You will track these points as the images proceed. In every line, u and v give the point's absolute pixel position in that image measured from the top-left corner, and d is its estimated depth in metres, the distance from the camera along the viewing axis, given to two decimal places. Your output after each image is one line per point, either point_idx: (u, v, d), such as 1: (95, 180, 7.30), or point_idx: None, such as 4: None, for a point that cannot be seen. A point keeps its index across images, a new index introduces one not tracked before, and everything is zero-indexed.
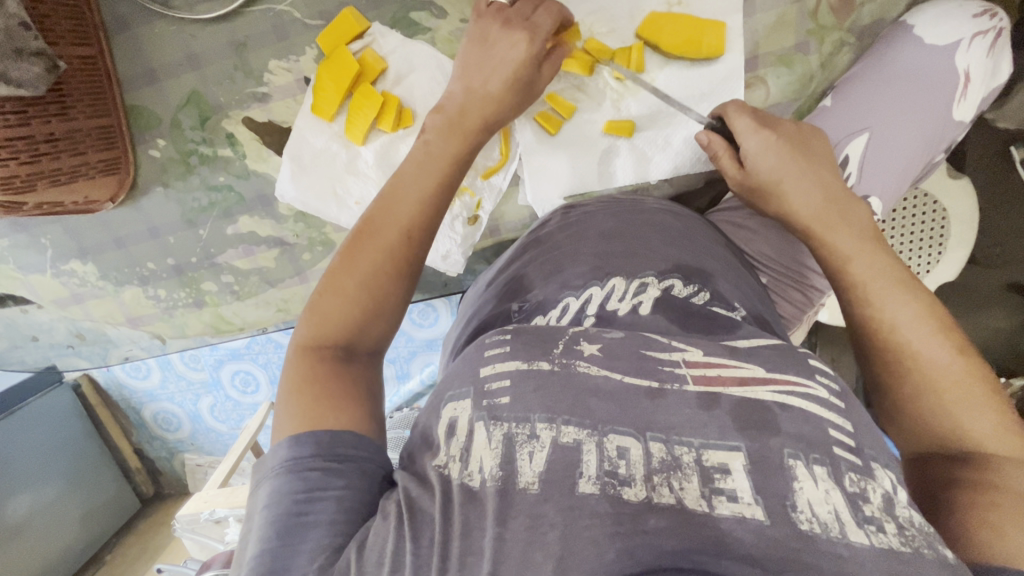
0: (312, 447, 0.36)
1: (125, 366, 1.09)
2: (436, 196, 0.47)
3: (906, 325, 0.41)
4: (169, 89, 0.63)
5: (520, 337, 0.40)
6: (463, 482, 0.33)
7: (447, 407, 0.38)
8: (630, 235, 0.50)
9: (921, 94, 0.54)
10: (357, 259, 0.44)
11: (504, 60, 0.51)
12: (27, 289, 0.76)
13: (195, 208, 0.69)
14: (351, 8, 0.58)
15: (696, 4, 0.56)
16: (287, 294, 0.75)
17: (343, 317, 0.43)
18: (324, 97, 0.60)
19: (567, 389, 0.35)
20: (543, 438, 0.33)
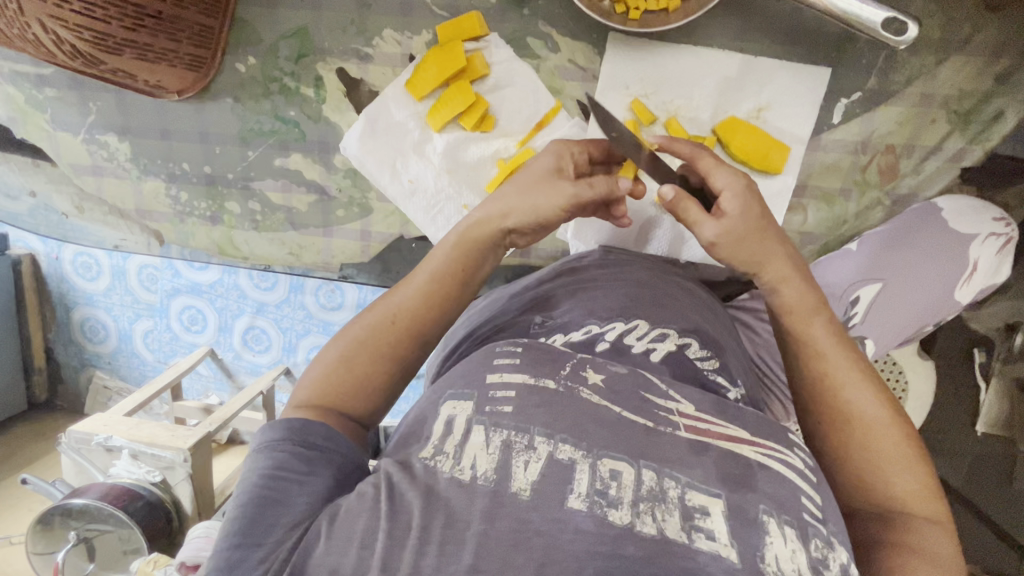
0: (283, 433, 0.38)
1: (78, 260, 0.97)
2: (439, 291, 0.48)
3: (859, 396, 0.44)
4: (282, 17, 0.65)
5: (529, 353, 0.41)
6: (453, 475, 0.33)
7: (445, 405, 0.38)
8: (658, 291, 0.52)
9: (936, 262, 0.62)
10: (349, 334, 0.46)
11: (531, 167, 0.55)
12: (51, 144, 0.74)
13: (255, 130, 0.70)
14: (476, 11, 0.61)
15: (773, 122, 0.62)
16: (305, 241, 0.75)
17: (326, 385, 0.44)
18: (423, 78, 0.64)
19: (569, 409, 0.36)
20: (540, 449, 0.33)
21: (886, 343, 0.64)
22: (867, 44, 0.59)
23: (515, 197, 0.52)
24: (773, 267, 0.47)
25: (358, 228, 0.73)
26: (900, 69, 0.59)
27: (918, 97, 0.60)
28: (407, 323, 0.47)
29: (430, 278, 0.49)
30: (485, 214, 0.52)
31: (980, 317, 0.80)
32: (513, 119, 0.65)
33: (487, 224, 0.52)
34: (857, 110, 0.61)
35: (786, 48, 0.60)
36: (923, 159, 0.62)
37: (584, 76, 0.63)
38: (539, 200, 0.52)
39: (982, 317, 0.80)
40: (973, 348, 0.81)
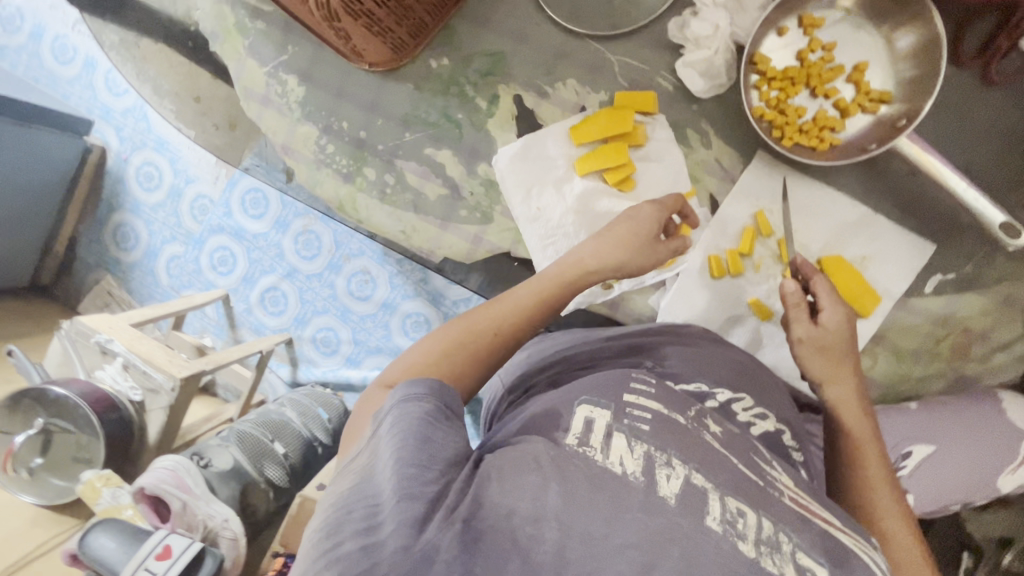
0: (426, 388, 0.43)
1: (190, 205, 1.54)
2: (534, 317, 0.59)
3: (894, 526, 0.56)
4: (486, 39, 0.74)
5: (659, 391, 0.48)
6: (605, 466, 0.38)
7: (582, 407, 0.44)
8: (745, 383, 0.63)
9: (988, 445, 0.68)
10: (448, 340, 0.56)
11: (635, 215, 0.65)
12: (237, 65, 0.81)
13: (420, 118, 0.78)
14: (654, 92, 0.70)
15: (873, 272, 0.69)
16: (419, 225, 0.80)
17: (437, 357, 0.55)
18: (589, 128, 0.71)
19: (700, 445, 0.41)
20: (680, 469, 0.38)
21: (924, 503, 0.70)
22: (974, 236, 0.66)
23: (608, 250, 0.62)
24: (835, 389, 0.63)
25: (472, 231, 0.78)
26: (994, 266, 0.67)
27: (1002, 295, 0.67)
28: (503, 336, 0.58)
29: (527, 303, 0.60)
30: (586, 264, 0.63)
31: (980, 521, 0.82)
32: (648, 190, 0.73)
33: (588, 268, 0.63)
34: (948, 288, 0.68)
35: (903, 215, 0.67)
36: (991, 350, 0.68)
37: (724, 177, 0.71)
38: (631, 257, 0.64)
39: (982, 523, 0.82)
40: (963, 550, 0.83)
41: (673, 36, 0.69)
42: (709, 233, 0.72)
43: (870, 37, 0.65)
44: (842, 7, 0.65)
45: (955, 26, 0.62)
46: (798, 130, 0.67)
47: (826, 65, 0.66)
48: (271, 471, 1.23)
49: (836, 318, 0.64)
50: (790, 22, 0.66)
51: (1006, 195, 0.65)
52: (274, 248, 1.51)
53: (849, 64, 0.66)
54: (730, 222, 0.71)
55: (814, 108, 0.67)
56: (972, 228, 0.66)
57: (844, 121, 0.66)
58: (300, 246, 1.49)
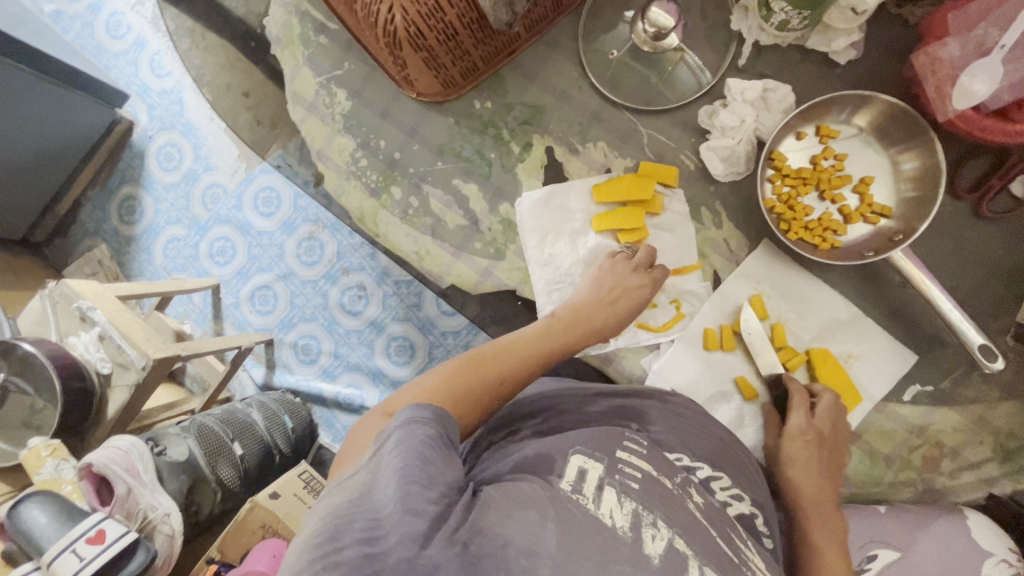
0: (430, 414, 0.47)
1: (205, 192, 1.57)
2: (536, 368, 0.66)
3: None
4: (531, 92, 0.80)
5: (651, 454, 0.54)
6: (597, 516, 0.43)
7: (575, 457, 0.50)
8: (730, 460, 0.65)
9: (953, 559, 0.69)
10: (456, 380, 0.60)
11: (631, 287, 0.73)
12: (292, 71, 0.85)
13: (454, 151, 0.82)
14: (677, 168, 0.75)
15: (857, 371, 0.72)
16: (434, 250, 0.82)
17: (442, 393, 0.59)
18: (611, 189, 0.75)
19: (683, 512, 0.47)
20: (665, 531, 0.43)
21: None
22: (953, 354, 0.70)
23: (609, 318, 0.71)
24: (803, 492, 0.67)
25: (483, 264, 0.81)
26: (971, 386, 0.70)
27: (976, 415, 0.70)
28: (506, 379, 0.63)
29: (526, 350, 0.66)
30: (584, 323, 0.71)
31: None
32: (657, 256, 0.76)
33: (585, 326, 0.71)
34: (925, 399, 0.71)
35: (889, 322, 0.71)
36: (961, 467, 0.70)
37: (729, 257, 0.75)
38: (618, 319, 0.72)
39: None
40: None
41: (701, 121, 0.74)
42: (707, 307, 0.75)
43: (878, 154, 0.71)
44: (857, 123, 0.70)
45: (954, 160, 0.68)
46: (803, 227, 0.71)
47: (835, 172, 0.71)
48: (224, 472, 1.17)
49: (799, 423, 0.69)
50: (809, 127, 0.71)
51: (988, 320, 0.68)
52: (276, 247, 1.52)
53: (857, 175, 0.72)
54: (729, 300, 0.75)
55: (821, 210, 0.72)
56: (953, 345, 0.70)
57: (846, 227, 0.71)
58: (303, 249, 1.51)
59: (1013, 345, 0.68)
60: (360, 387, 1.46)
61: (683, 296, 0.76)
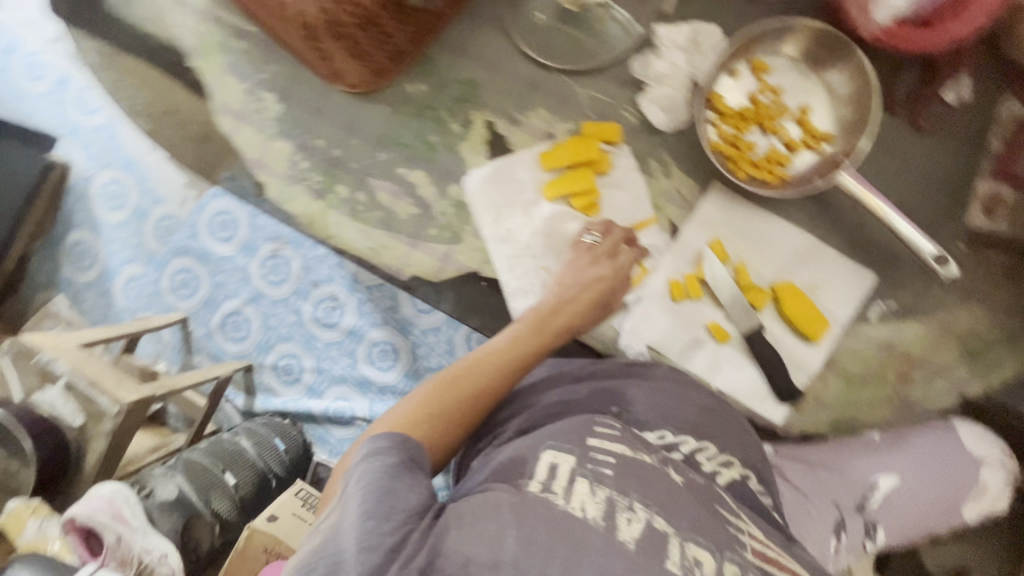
0: (387, 442, 0.51)
1: (159, 226, 1.51)
2: (512, 375, 0.65)
3: None
4: (462, 68, 0.78)
5: (623, 434, 0.56)
6: (568, 510, 0.44)
7: (547, 453, 0.52)
8: (713, 427, 0.67)
9: (948, 467, 0.77)
10: (432, 402, 0.60)
11: (593, 274, 0.72)
12: (215, 81, 0.82)
13: (394, 139, 0.80)
14: (618, 125, 0.74)
15: (822, 299, 0.73)
16: (390, 243, 0.80)
17: (421, 416, 0.59)
18: (556, 155, 0.75)
19: (662, 490, 0.49)
20: (641, 512, 0.46)
21: (900, 527, 0.81)
22: (910, 268, 0.71)
23: (575, 305, 0.70)
24: None
25: (442, 250, 0.79)
26: (931, 296, 0.71)
27: (940, 324, 0.71)
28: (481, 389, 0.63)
29: (493, 353, 0.65)
30: (551, 311, 0.70)
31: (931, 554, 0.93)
32: (613, 215, 0.76)
33: (551, 318, 0.69)
34: (890, 316, 0.72)
35: (846, 246, 0.72)
36: (932, 375, 0.71)
37: (683, 205, 0.75)
38: (586, 306, 0.71)
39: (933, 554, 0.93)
40: None
41: (635, 73, 0.73)
42: (669, 259, 0.75)
43: (812, 82, 0.71)
44: (788, 53, 0.70)
45: (884, 77, 0.69)
46: (750, 164, 0.71)
47: (774, 106, 0.72)
48: (220, 506, 1.14)
49: None
50: (741, 65, 0.71)
51: (939, 230, 0.70)
52: (240, 271, 1.48)
53: (795, 105, 0.72)
54: (689, 248, 0.75)
55: (765, 144, 0.72)
56: (909, 259, 0.71)
57: (792, 158, 0.71)
58: (268, 269, 1.47)
59: (968, 251, 0.69)
60: (349, 398, 1.43)
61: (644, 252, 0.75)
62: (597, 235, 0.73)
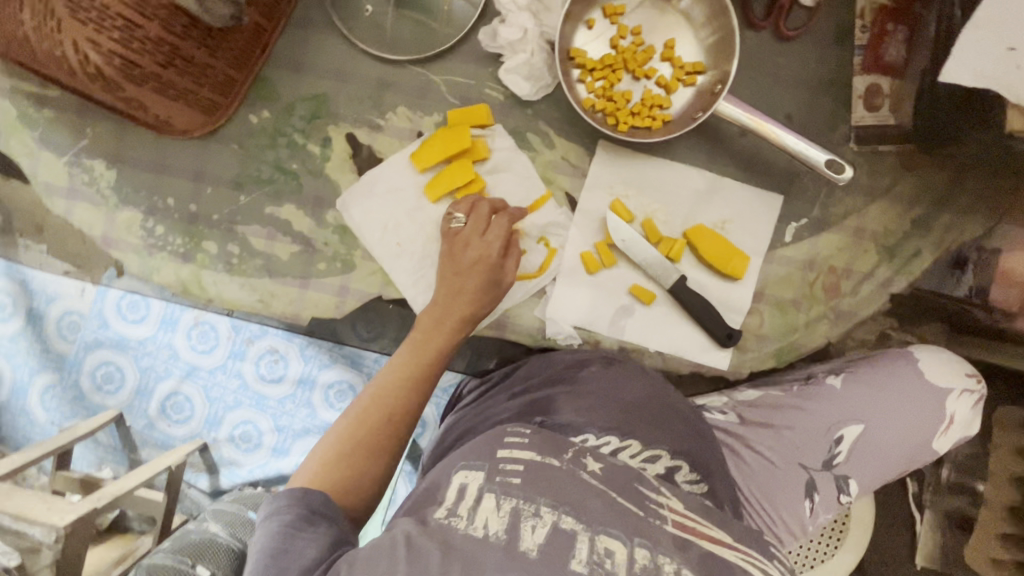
0: (285, 501, 0.47)
1: None
2: (423, 389, 0.59)
3: None
4: (304, 83, 0.70)
5: (535, 436, 0.51)
6: (468, 532, 0.40)
7: (458, 474, 0.46)
8: (649, 414, 0.61)
9: (912, 407, 0.71)
10: (342, 438, 0.54)
11: (467, 260, 0.65)
12: (31, 161, 0.72)
13: (252, 177, 0.72)
14: (485, 104, 0.68)
15: (736, 233, 0.70)
16: (279, 290, 0.73)
17: (333, 458, 0.52)
18: (428, 153, 0.68)
19: (572, 487, 0.45)
20: (547, 517, 0.42)
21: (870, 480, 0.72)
22: (812, 180, 0.69)
23: (455, 296, 0.64)
24: None
25: (336, 283, 0.72)
26: (839, 203, 0.69)
27: (853, 228, 0.69)
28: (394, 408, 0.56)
29: (394, 371, 0.59)
30: (440, 307, 0.64)
31: None
32: (505, 200, 0.70)
33: (441, 315, 0.63)
34: (805, 233, 0.70)
35: (746, 173, 0.69)
36: (858, 282, 0.70)
37: (574, 173, 0.70)
38: (473, 290, 0.64)
39: None
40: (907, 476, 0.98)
41: (487, 46, 0.68)
42: (575, 231, 0.70)
43: (671, 14, 0.67)
44: None
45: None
46: (629, 114, 0.67)
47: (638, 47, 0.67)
48: None
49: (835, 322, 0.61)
50: (595, 13, 0.67)
51: (829, 135, 0.67)
52: None
53: (660, 43, 0.68)
54: (592, 215, 0.70)
55: (639, 90, 0.68)
56: (808, 173, 0.69)
57: (670, 97, 0.68)
58: None
59: (858, 150, 0.68)
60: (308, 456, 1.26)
61: (548, 230, 0.71)
62: (462, 216, 0.66)
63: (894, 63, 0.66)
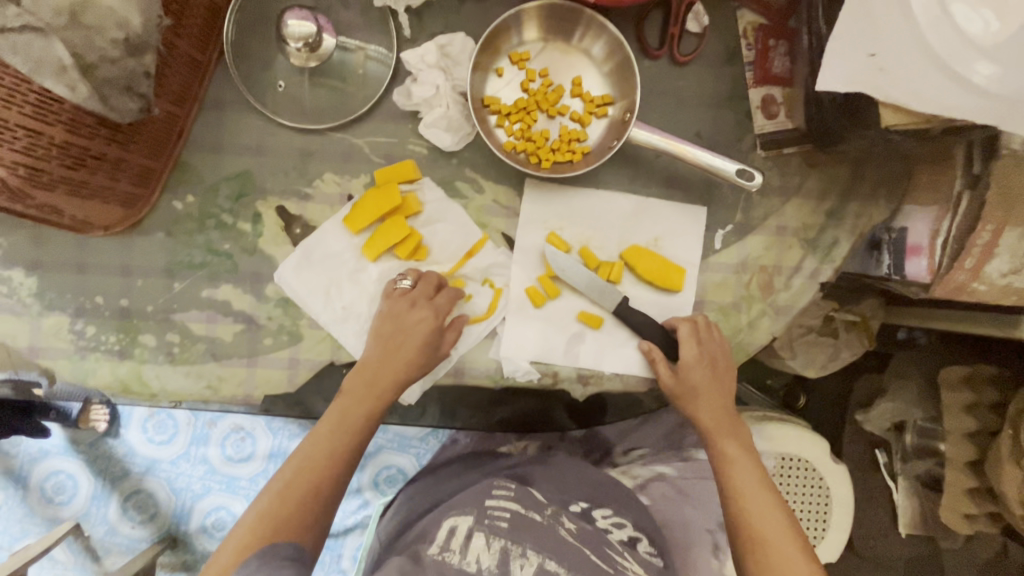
0: (257, 560, 0.58)
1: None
2: (346, 455, 0.67)
3: (742, 487, 0.72)
4: (226, 162, 0.70)
5: (519, 493, 0.70)
6: (463, 565, 0.57)
7: (450, 521, 0.64)
8: (600, 489, 0.83)
9: None
10: (275, 512, 0.63)
11: (413, 323, 0.68)
12: None
13: (184, 263, 0.70)
14: (410, 160, 0.70)
15: (668, 248, 0.73)
16: (226, 374, 0.70)
17: (268, 524, 0.62)
18: (360, 214, 0.69)
19: (546, 535, 0.64)
20: (532, 558, 0.59)
21: None
22: (730, 189, 0.73)
23: (392, 362, 0.68)
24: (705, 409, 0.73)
25: (285, 356, 0.71)
26: (758, 206, 0.73)
27: (775, 228, 0.73)
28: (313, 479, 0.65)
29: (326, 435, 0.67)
30: (371, 374, 0.68)
31: (871, 419, 1.15)
32: (444, 248, 0.72)
33: (375, 383, 0.68)
34: (732, 239, 0.73)
35: (669, 191, 0.73)
36: (789, 277, 0.73)
37: (507, 214, 0.72)
38: (410, 358, 0.68)
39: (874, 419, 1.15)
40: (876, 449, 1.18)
41: (404, 105, 0.70)
42: (516, 268, 0.72)
43: (574, 54, 0.71)
44: (540, 35, 0.70)
45: (633, 29, 0.71)
46: (550, 150, 0.70)
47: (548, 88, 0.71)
48: None
49: (695, 365, 0.69)
50: (503, 60, 0.70)
51: (737, 146, 0.72)
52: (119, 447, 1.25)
53: (569, 81, 0.71)
54: (530, 251, 0.72)
55: (556, 127, 0.71)
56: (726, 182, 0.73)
57: (585, 130, 0.71)
58: (151, 430, 1.24)
59: (765, 156, 0.72)
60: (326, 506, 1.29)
61: (490, 272, 0.72)
62: (410, 278, 0.70)
63: (781, 75, 0.71)
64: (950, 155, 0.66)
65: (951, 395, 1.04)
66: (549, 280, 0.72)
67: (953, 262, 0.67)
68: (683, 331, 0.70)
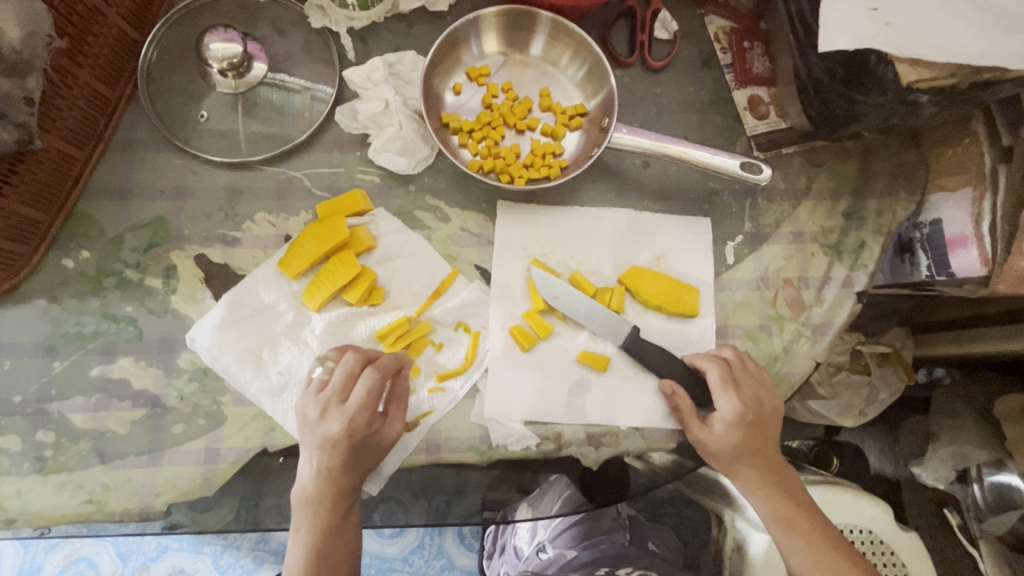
0: None
1: None
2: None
3: (808, 552, 0.55)
4: (134, 210, 0.58)
5: None
6: None
7: None
8: (620, 559, 0.79)
9: None
10: None
11: (330, 434, 0.49)
12: None
13: (70, 334, 0.55)
14: (359, 189, 0.59)
15: (674, 268, 0.61)
16: (116, 480, 0.52)
17: None
18: (299, 254, 0.56)
19: None
20: None
21: None
22: (731, 195, 0.64)
23: (330, 481, 0.49)
24: (746, 472, 0.55)
25: (200, 447, 0.53)
26: (767, 210, 0.64)
27: (791, 234, 0.63)
28: None
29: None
30: (314, 502, 0.49)
31: (930, 467, 0.97)
32: (405, 290, 0.58)
33: (323, 508, 0.49)
34: (745, 251, 0.63)
35: (663, 203, 0.63)
36: (819, 288, 0.61)
37: (478, 243, 0.60)
38: (349, 465, 0.49)
39: (934, 467, 0.96)
40: (942, 509, 0.97)
41: (351, 129, 0.61)
42: (495, 307, 0.59)
43: (538, 66, 0.65)
44: (500, 48, 0.64)
45: (599, 37, 0.66)
46: (523, 166, 0.61)
47: (514, 102, 0.63)
48: None
49: (726, 422, 0.54)
50: (459, 78, 0.64)
51: (730, 149, 0.64)
52: None
53: (535, 95, 0.64)
54: (508, 286, 0.59)
55: (526, 143, 0.63)
56: (726, 188, 0.64)
57: (560, 143, 0.62)
58: None
59: (764, 157, 0.64)
60: None
61: (464, 312, 0.59)
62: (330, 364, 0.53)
63: (763, 74, 0.66)
64: (968, 130, 0.58)
65: (1017, 428, 0.88)
66: (537, 319, 0.58)
67: (1007, 249, 0.55)
68: (712, 376, 0.55)
